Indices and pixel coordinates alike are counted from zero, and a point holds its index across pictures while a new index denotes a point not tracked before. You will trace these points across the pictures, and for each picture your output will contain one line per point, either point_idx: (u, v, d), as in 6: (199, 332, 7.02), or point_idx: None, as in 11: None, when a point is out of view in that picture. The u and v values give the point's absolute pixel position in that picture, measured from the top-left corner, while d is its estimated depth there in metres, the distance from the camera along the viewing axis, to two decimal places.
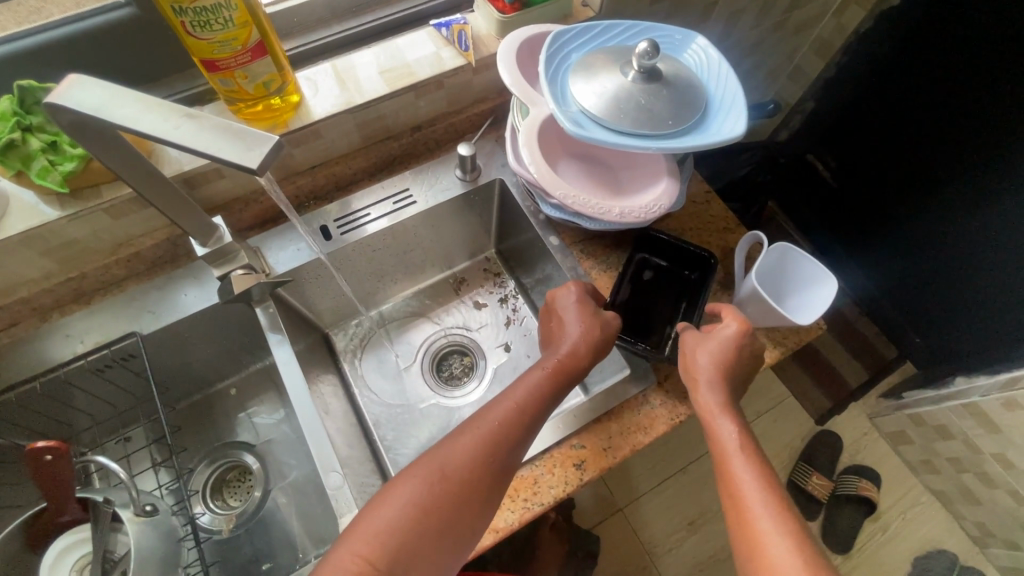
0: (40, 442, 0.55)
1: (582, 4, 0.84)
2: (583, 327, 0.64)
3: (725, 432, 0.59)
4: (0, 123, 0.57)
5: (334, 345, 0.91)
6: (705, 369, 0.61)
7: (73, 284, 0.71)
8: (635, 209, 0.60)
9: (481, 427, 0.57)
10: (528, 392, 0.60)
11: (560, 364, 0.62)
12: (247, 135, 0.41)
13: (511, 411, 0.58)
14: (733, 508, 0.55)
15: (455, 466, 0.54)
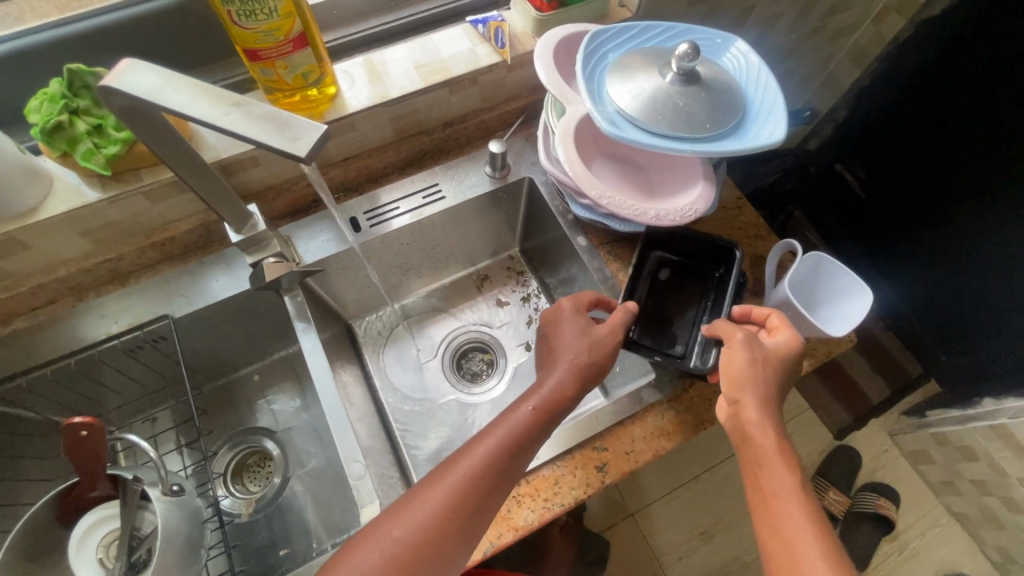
0: (77, 417, 0.56)
1: (618, 5, 0.83)
2: (575, 358, 0.63)
3: (779, 464, 0.56)
4: (50, 105, 0.58)
5: (357, 337, 0.92)
6: (763, 394, 0.58)
7: (110, 265, 0.72)
8: (671, 211, 0.59)
9: (461, 470, 0.55)
10: (513, 428, 0.59)
11: (547, 399, 0.61)
12: (298, 121, 0.41)
13: (496, 450, 0.57)
14: (775, 543, 0.54)
15: (430, 514, 0.53)
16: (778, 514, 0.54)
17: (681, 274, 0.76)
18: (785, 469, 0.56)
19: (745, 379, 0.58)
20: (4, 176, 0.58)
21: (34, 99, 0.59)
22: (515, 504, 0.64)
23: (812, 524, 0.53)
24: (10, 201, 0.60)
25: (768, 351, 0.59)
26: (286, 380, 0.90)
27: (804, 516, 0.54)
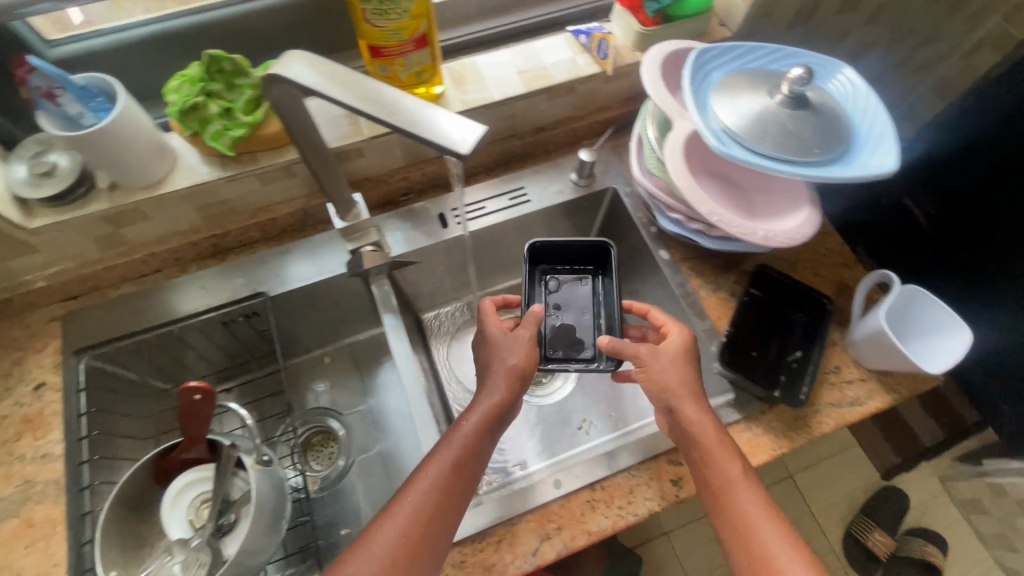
0: (193, 383, 0.60)
1: (718, 23, 0.83)
2: (510, 373, 0.63)
3: (723, 455, 0.59)
4: (189, 87, 0.63)
5: (425, 327, 0.93)
6: (684, 388, 0.62)
7: (214, 241, 0.76)
8: (779, 234, 0.59)
9: (411, 501, 0.55)
10: (458, 450, 0.58)
11: (485, 415, 0.60)
12: (459, 123, 0.44)
13: (444, 476, 0.57)
14: (737, 533, 0.56)
15: (389, 549, 0.52)
16: (735, 506, 0.57)
17: (568, 279, 0.77)
18: (732, 461, 0.59)
19: (672, 386, 0.62)
20: (141, 150, 0.62)
21: (174, 81, 0.64)
22: (589, 508, 0.65)
23: (762, 504, 0.57)
24: (141, 174, 0.64)
25: (673, 350, 0.64)
26: (358, 365, 0.92)
27: (759, 504, 0.57)
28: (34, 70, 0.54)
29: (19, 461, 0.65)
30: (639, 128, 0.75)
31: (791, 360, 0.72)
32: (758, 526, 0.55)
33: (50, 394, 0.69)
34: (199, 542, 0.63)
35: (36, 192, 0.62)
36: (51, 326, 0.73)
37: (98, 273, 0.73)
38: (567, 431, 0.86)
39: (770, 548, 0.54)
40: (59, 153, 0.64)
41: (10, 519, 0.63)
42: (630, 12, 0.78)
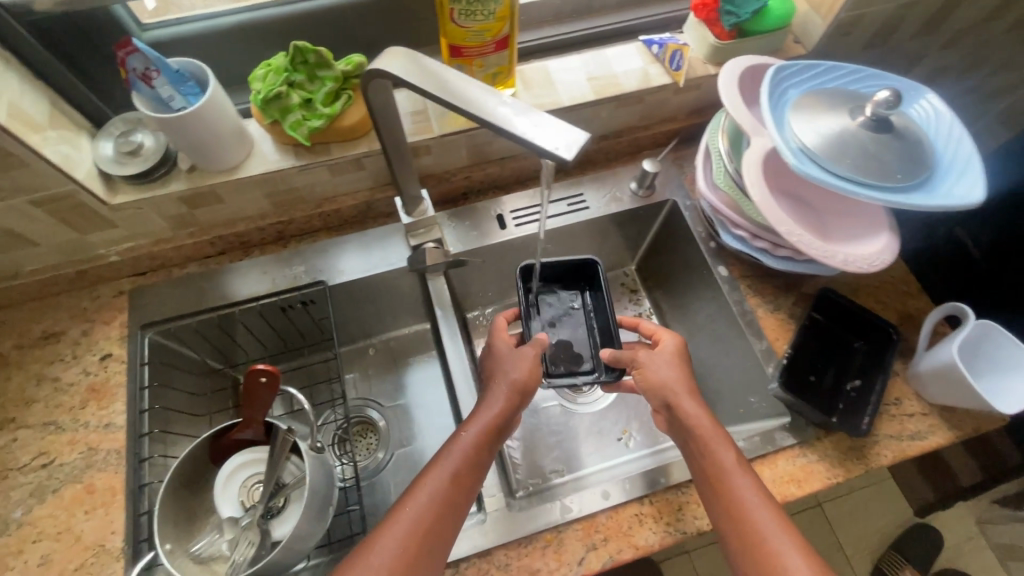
0: (259, 365, 0.61)
1: (793, 40, 0.82)
2: (511, 388, 0.62)
3: (720, 445, 0.58)
4: (274, 76, 0.65)
5: (467, 324, 0.90)
6: (681, 384, 0.63)
7: (279, 228, 0.78)
8: (859, 258, 0.60)
9: (412, 513, 0.52)
10: (459, 460, 0.56)
11: (487, 426, 0.59)
12: (557, 128, 0.41)
13: (445, 484, 0.54)
14: (736, 526, 0.54)
15: (387, 562, 0.49)
16: (733, 498, 0.55)
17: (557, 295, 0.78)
18: (729, 453, 0.58)
19: (670, 385, 0.63)
20: (224, 135, 0.63)
21: (260, 69, 0.66)
22: (637, 522, 0.65)
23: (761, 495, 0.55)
24: (220, 158, 0.66)
25: (669, 353, 0.66)
26: (398, 359, 0.90)
27: (759, 498, 0.55)
28: (132, 52, 0.55)
29: (84, 428, 0.68)
30: (708, 140, 0.75)
31: (849, 389, 0.70)
32: (757, 517, 0.53)
33: (116, 365, 0.71)
34: (249, 520, 0.64)
35: (120, 169, 0.64)
36: (119, 300, 0.75)
37: (167, 252, 0.75)
38: (608, 441, 0.85)
39: (771, 541, 0.52)
40: (145, 133, 0.66)
41: (73, 484, 0.65)
42: (704, 25, 0.76)
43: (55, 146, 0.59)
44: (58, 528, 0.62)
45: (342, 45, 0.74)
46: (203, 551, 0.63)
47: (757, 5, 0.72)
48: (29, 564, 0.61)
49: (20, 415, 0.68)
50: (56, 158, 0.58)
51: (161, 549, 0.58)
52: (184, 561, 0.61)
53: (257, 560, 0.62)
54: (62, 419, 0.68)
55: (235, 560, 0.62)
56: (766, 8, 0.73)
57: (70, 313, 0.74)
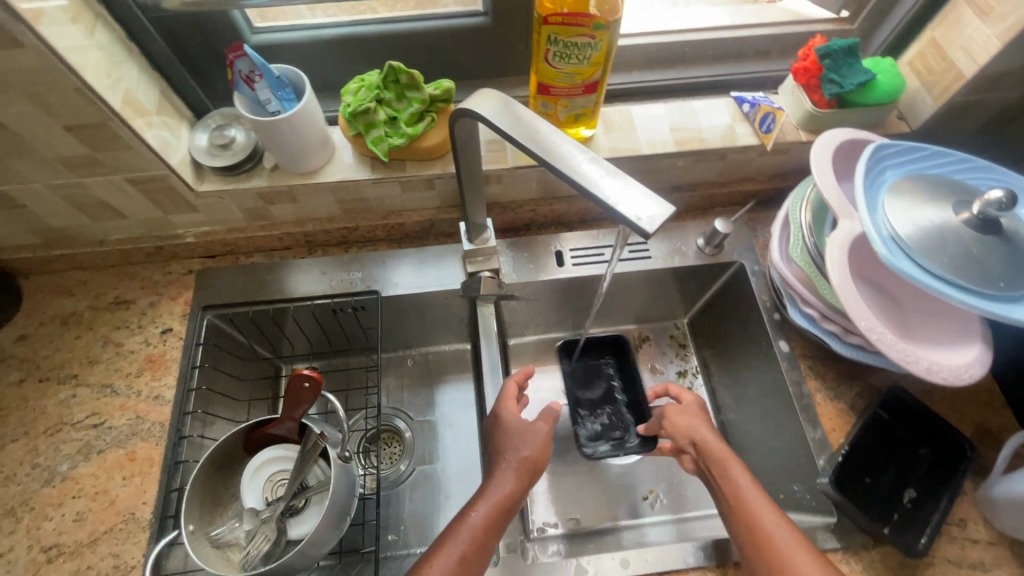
0: (304, 370, 0.63)
1: (897, 116, 0.77)
2: (524, 465, 0.61)
3: (734, 464, 0.60)
4: (367, 92, 0.67)
5: (507, 353, 0.89)
6: (697, 425, 0.66)
7: (345, 232, 0.80)
8: (946, 368, 0.55)
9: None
10: (471, 540, 0.54)
11: (497, 505, 0.57)
12: (642, 196, 0.40)
13: (458, 563, 0.53)
14: (755, 543, 0.54)
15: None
16: (749, 517, 0.55)
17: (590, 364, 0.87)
18: (744, 473, 0.59)
19: (688, 430, 0.66)
20: (310, 141, 0.66)
21: (353, 83, 0.68)
22: None
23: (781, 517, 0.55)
24: (302, 162, 0.68)
25: (692, 404, 0.70)
26: (433, 376, 0.89)
27: (776, 515, 0.55)
28: (241, 56, 0.58)
29: (135, 395, 0.71)
30: (789, 208, 0.71)
31: (905, 500, 0.65)
32: (774, 535, 0.53)
33: (174, 340, 0.74)
34: (268, 515, 0.65)
35: (210, 160, 0.68)
36: (186, 278, 0.79)
37: (238, 240, 0.78)
38: (630, 498, 0.80)
39: (790, 559, 0.51)
40: (238, 129, 0.70)
41: (117, 448, 0.68)
42: (803, 90, 0.73)
43: (157, 131, 0.62)
44: (96, 489, 0.65)
45: (432, 67, 0.76)
46: (222, 536, 0.64)
47: (863, 78, 0.69)
48: (65, 518, 0.64)
49: (82, 373, 0.72)
50: (156, 142, 0.62)
51: (184, 530, 0.60)
52: (202, 544, 0.62)
53: (270, 557, 0.63)
54: (118, 384, 0.72)
55: (248, 553, 0.63)
56: (873, 81, 0.70)
57: (141, 283, 0.78)
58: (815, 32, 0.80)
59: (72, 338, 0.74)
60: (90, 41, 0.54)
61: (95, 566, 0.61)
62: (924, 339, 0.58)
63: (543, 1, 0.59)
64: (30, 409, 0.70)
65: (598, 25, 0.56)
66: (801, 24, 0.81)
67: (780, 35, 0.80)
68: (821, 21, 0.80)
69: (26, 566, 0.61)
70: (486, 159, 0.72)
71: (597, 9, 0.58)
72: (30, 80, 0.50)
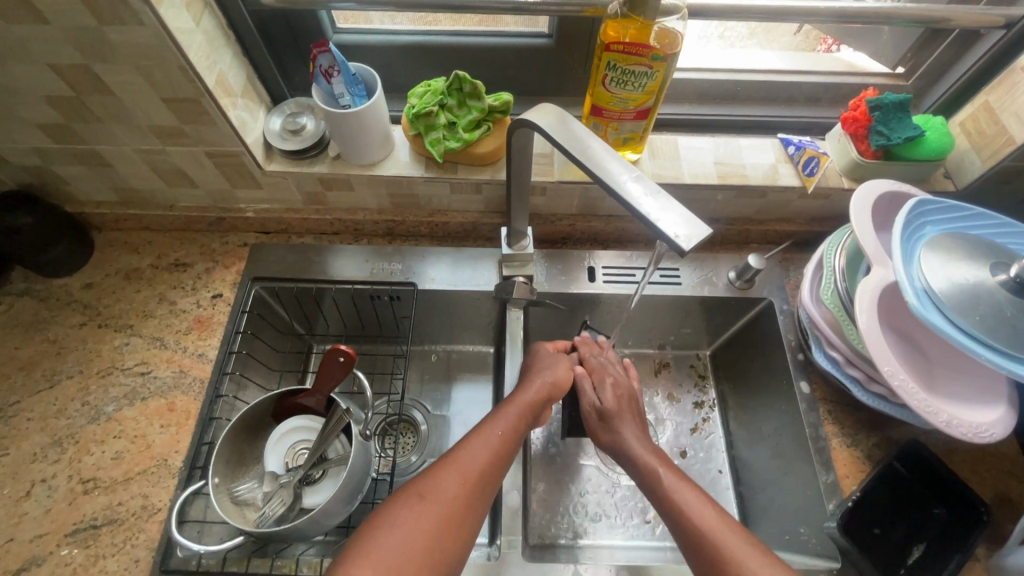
0: (341, 346, 0.67)
1: (943, 174, 0.78)
2: (547, 385, 0.67)
3: (654, 460, 0.61)
4: (432, 96, 0.72)
5: None
6: (620, 417, 0.67)
7: (392, 225, 0.84)
8: (967, 423, 0.56)
9: (466, 460, 0.56)
10: (501, 431, 0.60)
11: (523, 407, 0.63)
12: (681, 216, 0.42)
13: (487, 450, 0.58)
14: (688, 534, 0.53)
15: (441, 500, 0.52)
16: (683, 511, 0.54)
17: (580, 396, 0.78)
18: (670, 470, 0.59)
19: (615, 413, 0.67)
20: (374, 137, 0.71)
21: (420, 88, 0.74)
22: None
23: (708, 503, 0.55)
24: (364, 155, 0.73)
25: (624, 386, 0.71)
26: (455, 373, 0.92)
27: (705, 508, 0.54)
28: (324, 52, 0.63)
29: (181, 351, 0.76)
30: (824, 252, 0.73)
31: (910, 558, 0.64)
32: (713, 528, 0.52)
33: (222, 305, 0.80)
34: (287, 481, 0.68)
35: (281, 143, 0.73)
36: (241, 250, 0.84)
37: (293, 220, 0.84)
38: (631, 519, 0.81)
39: (722, 539, 0.51)
40: (309, 118, 0.75)
41: (159, 397, 0.73)
42: (850, 138, 0.75)
43: (238, 111, 0.68)
44: (135, 432, 0.70)
45: (495, 80, 0.81)
46: (242, 494, 0.67)
47: (911, 133, 0.70)
48: (104, 455, 0.69)
49: (137, 324, 0.78)
50: (236, 121, 0.68)
51: (209, 481, 0.63)
52: (224, 498, 0.65)
53: (283, 521, 0.66)
54: (167, 338, 0.77)
55: (263, 513, 0.66)
56: (921, 138, 0.71)
57: (200, 249, 0.84)
58: (869, 84, 0.82)
59: (132, 291, 0.80)
60: (197, 26, 0.60)
61: (125, 503, 0.66)
62: (948, 393, 0.58)
63: (607, 29, 0.62)
64: (87, 351, 0.76)
65: (657, 56, 0.60)
66: (856, 75, 0.83)
67: (833, 84, 0.83)
68: (877, 74, 0.82)
69: (63, 494, 0.66)
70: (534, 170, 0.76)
71: (658, 41, 0.61)
72: (142, 55, 0.56)
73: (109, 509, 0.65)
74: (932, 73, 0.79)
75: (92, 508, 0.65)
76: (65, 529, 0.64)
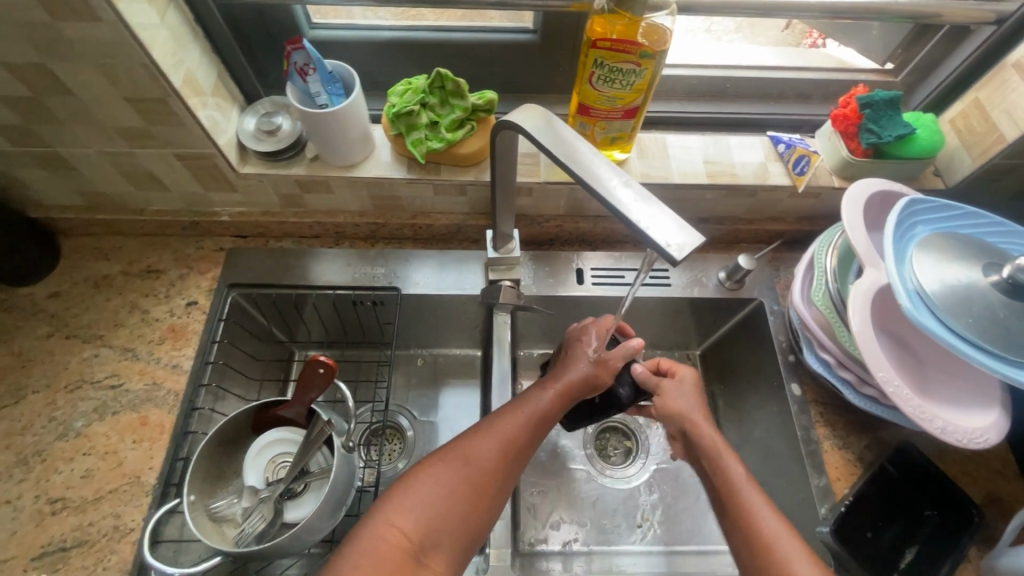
0: (322, 356, 0.65)
1: (933, 172, 0.77)
2: (595, 364, 0.60)
3: (727, 456, 0.58)
4: (413, 95, 0.69)
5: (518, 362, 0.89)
6: (688, 410, 0.64)
7: (374, 227, 0.82)
8: (962, 429, 0.55)
9: (504, 431, 0.55)
10: (543, 407, 0.57)
11: (568, 387, 0.59)
12: (673, 223, 0.41)
13: (528, 425, 0.56)
14: (752, 546, 0.51)
15: (480, 470, 0.52)
16: (751, 520, 0.52)
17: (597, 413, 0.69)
18: (739, 467, 0.57)
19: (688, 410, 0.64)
20: (353, 137, 0.68)
21: (400, 86, 0.71)
22: None
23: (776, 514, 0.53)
24: (342, 156, 0.71)
25: (689, 382, 0.66)
26: (442, 377, 0.90)
27: (775, 520, 0.52)
28: (299, 49, 0.60)
29: (155, 362, 0.73)
30: (815, 252, 0.71)
31: (903, 562, 0.64)
32: (783, 551, 0.50)
33: (197, 313, 0.77)
34: (267, 495, 0.65)
35: (256, 144, 0.70)
36: (217, 255, 0.81)
37: (270, 224, 0.81)
38: (622, 524, 0.80)
39: (788, 561, 0.49)
40: (285, 118, 0.73)
41: (131, 411, 0.70)
42: (840, 136, 0.74)
43: (209, 111, 0.65)
44: (106, 448, 0.67)
45: (478, 77, 0.78)
46: (220, 510, 0.65)
47: (902, 131, 0.69)
48: (74, 473, 0.66)
49: (107, 335, 0.74)
50: (207, 122, 0.64)
51: (184, 499, 0.61)
52: (201, 516, 0.63)
53: (264, 536, 0.63)
54: (139, 349, 0.74)
55: (243, 530, 0.63)
56: (912, 135, 0.70)
57: (173, 255, 0.81)
58: (858, 81, 0.81)
59: (101, 299, 0.77)
60: (162, 21, 0.57)
61: (96, 524, 0.63)
62: (942, 397, 0.58)
63: (593, 25, 0.60)
64: (54, 363, 0.72)
65: (646, 54, 0.58)
66: (844, 72, 0.82)
67: (821, 81, 0.81)
68: (865, 71, 0.81)
69: (30, 516, 0.63)
70: (520, 170, 0.74)
71: (646, 38, 0.59)
72: (102, 53, 0.53)
73: (79, 530, 0.63)
74: (920, 69, 0.78)
75: (60, 530, 0.62)
76: (33, 553, 0.61)
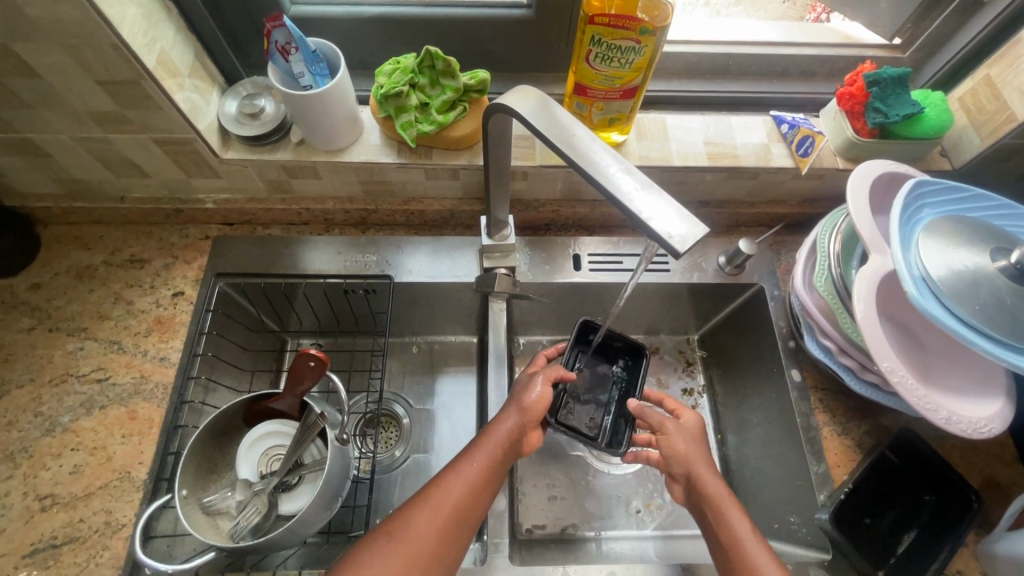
0: (312, 348, 0.63)
1: (939, 152, 0.75)
2: (525, 416, 0.61)
3: (728, 506, 0.56)
4: (402, 75, 0.66)
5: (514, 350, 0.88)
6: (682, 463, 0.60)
7: (365, 214, 0.79)
8: (966, 419, 0.54)
9: (436, 505, 0.53)
10: (474, 473, 0.56)
11: (498, 445, 0.59)
12: (675, 214, 0.39)
13: (459, 495, 0.54)
14: None
15: (413, 552, 0.50)
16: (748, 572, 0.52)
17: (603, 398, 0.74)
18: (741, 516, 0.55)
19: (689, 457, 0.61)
20: (339, 120, 0.65)
21: (389, 66, 0.68)
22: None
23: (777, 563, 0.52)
24: (328, 140, 0.68)
25: (690, 427, 0.63)
26: (438, 365, 0.88)
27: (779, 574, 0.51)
28: (279, 27, 0.56)
29: (141, 355, 0.71)
30: (818, 236, 0.70)
31: (900, 546, 0.64)
32: None
33: (184, 304, 0.74)
34: (261, 488, 0.64)
35: (238, 128, 0.67)
36: (202, 243, 0.79)
37: (257, 211, 0.78)
38: (621, 510, 0.79)
39: None
40: (268, 100, 0.69)
41: (118, 405, 0.68)
42: (846, 116, 0.71)
43: (187, 94, 0.62)
44: (94, 444, 0.66)
45: (470, 55, 0.75)
46: (213, 504, 0.63)
47: (910, 110, 0.66)
48: (62, 469, 0.64)
49: (92, 327, 0.72)
50: (185, 105, 0.61)
51: (176, 493, 0.59)
52: (194, 510, 0.61)
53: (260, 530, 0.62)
54: (125, 342, 0.72)
55: (237, 523, 0.62)
56: (920, 115, 0.68)
57: (157, 244, 0.78)
58: (865, 57, 0.78)
59: (84, 291, 0.75)
60: None
61: (87, 520, 0.62)
62: (945, 387, 0.57)
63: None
64: (37, 357, 0.70)
65: (645, 30, 0.55)
66: (850, 47, 0.79)
67: (827, 57, 0.79)
68: (873, 47, 0.79)
69: (19, 513, 0.62)
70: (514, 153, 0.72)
71: (645, 12, 0.56)
72: (65, 33, 0.49)
73: (70, 526, 0.62)
74: (930, 44, 0.75)
75: (51, 527, 0.61)
76: (23, 550, 0.60)
